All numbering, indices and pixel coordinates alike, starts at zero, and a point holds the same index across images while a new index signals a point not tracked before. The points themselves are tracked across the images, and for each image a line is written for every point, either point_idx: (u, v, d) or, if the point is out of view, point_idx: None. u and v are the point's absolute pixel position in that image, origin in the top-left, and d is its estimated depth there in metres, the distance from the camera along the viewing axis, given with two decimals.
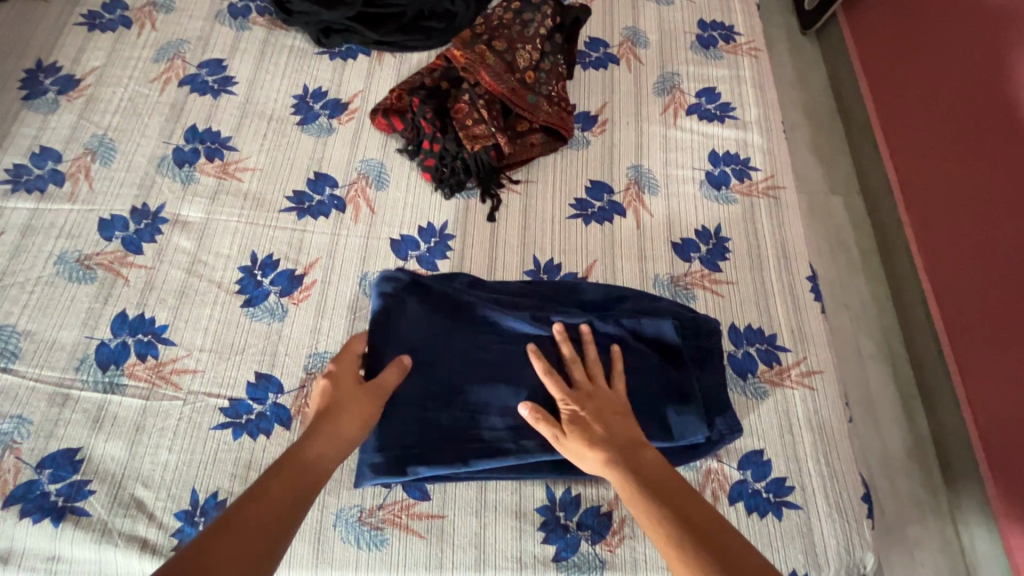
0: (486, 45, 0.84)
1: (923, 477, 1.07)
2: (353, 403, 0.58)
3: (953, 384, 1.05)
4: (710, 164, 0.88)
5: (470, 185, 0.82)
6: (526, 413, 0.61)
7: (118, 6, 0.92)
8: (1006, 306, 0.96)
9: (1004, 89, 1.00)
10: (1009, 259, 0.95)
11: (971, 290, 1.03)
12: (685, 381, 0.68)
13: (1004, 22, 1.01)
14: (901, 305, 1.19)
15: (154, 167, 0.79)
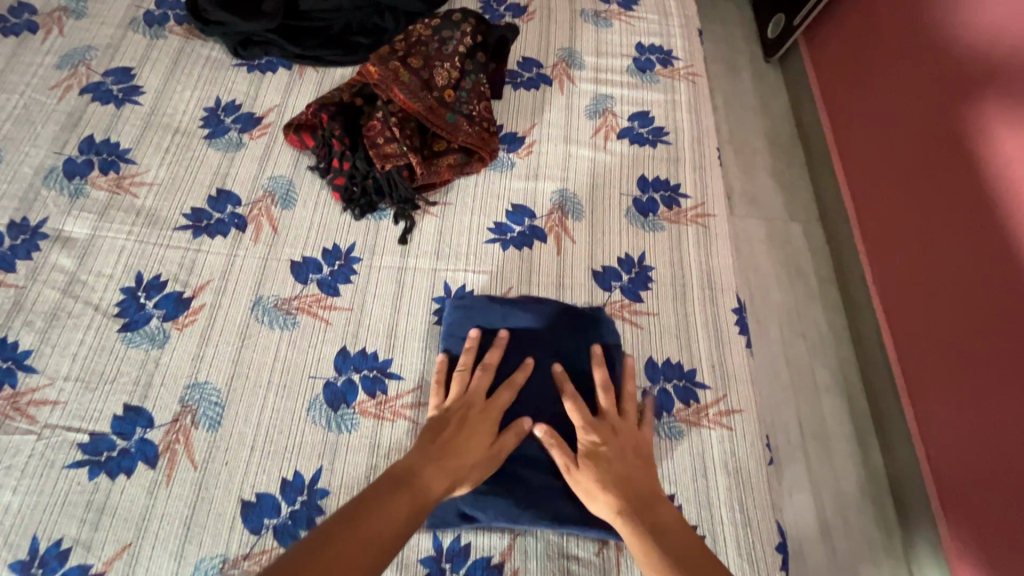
0: (401, 61, 0.80)
1: (876, 514, 1.03)
2: (476, 434, 0.58)
3: (906, 415, 1.02)
4: (639, 190, 0.86)
5: (383, 206, 0.79)
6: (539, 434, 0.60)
7: (25, 9, 0.88)
8: (959, 335, 0.93)
9: (950, 114, 0.99)
10: (962, 286, 0.94)
11: (922, 317, 1.01)
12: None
13: (948, 47, 1.01)
14: (857, 333, 1.16)
15: (41, 179, 0.74)
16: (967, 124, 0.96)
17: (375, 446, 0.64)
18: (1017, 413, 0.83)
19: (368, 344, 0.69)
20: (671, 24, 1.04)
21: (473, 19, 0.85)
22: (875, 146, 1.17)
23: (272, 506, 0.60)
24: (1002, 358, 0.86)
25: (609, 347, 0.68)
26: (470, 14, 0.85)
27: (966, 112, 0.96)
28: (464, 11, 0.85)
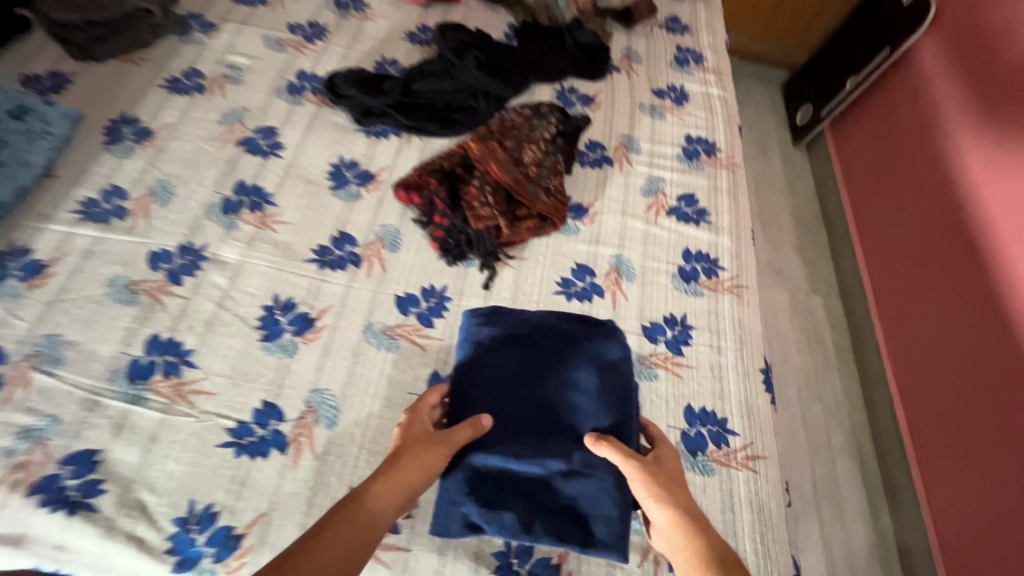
0: (498, 142, 0.98)
1: (884, 564, 1.18)
2: (418, 454, 0.66)
3: (913, 476, 1.21)
4: (683, 260, 1.01)
5: (471, 256, 0.94)
6: (590, 437, 0.71)
7: (196, 74, 1.09)
8: (959, 410, 1.14)
9: (959, 229, 1.23)
10: (964, 370, 1.15)
11: (931, 393, 1.21)
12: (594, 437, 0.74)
13: (957, 180, 1.27)
14: (870, 403, 1.36)
15: (203, 212, 0.92)
16: (973, 240, 1.19)
17: None
18: (1005, 477, 1.02)
19: None
20: (716, 121, 1.22)
21: (557, 112, 1.06)
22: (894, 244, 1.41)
23: None
24: (994, 431, 1.05)
25: None
26: (551, 107, 1.06)
27: (972, 230, 1.21)
28: (550, 106, 1.06)
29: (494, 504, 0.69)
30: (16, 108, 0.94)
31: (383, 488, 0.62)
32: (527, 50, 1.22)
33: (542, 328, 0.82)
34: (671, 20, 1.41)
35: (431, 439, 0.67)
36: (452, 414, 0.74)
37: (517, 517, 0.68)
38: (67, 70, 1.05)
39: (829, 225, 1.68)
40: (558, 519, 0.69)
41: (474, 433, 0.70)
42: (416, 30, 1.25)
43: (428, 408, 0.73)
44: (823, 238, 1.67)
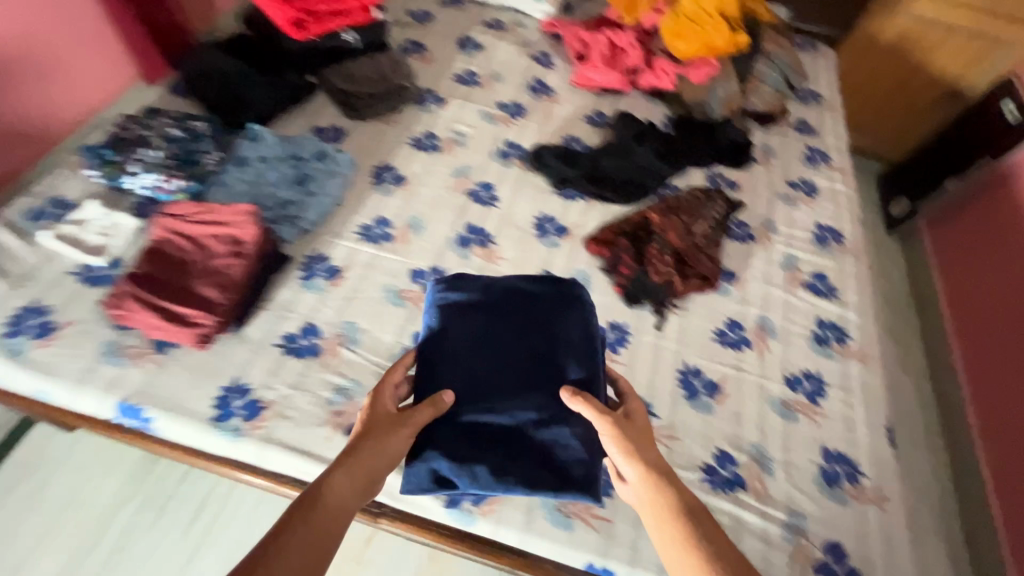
0: (676, 217, 1.26)
1: None
2: (367, 448, 0.74)
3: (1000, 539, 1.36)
4: (817, 327, 1.21)
5: (645, 302, 1.18)
6: (567, 393, 0.83)
7: (432, 136, 1.41)
8: None
9: None
10: None
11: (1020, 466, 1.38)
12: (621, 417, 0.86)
13: None
14: (959, 475, 1.51)
15: (446, 244, 1.21)
16: None
17: None
18: None
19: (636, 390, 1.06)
20: (842, 213, 1.44)
21: (724, 199, 1.33)
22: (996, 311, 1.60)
23: None
24: None
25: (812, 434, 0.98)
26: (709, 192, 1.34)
27: None
28: (717, 193, 1.34)
29: (468, 459, 0.85)
30: (318, 152, 1.28)
31: (345, 479, 0.70)
32: (689, 139, 1.49)
33: (513, 299, 0.96)
34: (800, 121, 1.64)
35: (388, 424, 0.78)
36: (420, 381, 0.89)
37: (489, 468, 0.84)
38: (342, 125, 1.39)
39: (923, 312, 1.85)
40: (538, 471, 0.85)
41: (436, 412, 0.82)
42: (593, 115, 1.56)
43: (389, 392, 0.83)
44: (916, 323, 1.83)
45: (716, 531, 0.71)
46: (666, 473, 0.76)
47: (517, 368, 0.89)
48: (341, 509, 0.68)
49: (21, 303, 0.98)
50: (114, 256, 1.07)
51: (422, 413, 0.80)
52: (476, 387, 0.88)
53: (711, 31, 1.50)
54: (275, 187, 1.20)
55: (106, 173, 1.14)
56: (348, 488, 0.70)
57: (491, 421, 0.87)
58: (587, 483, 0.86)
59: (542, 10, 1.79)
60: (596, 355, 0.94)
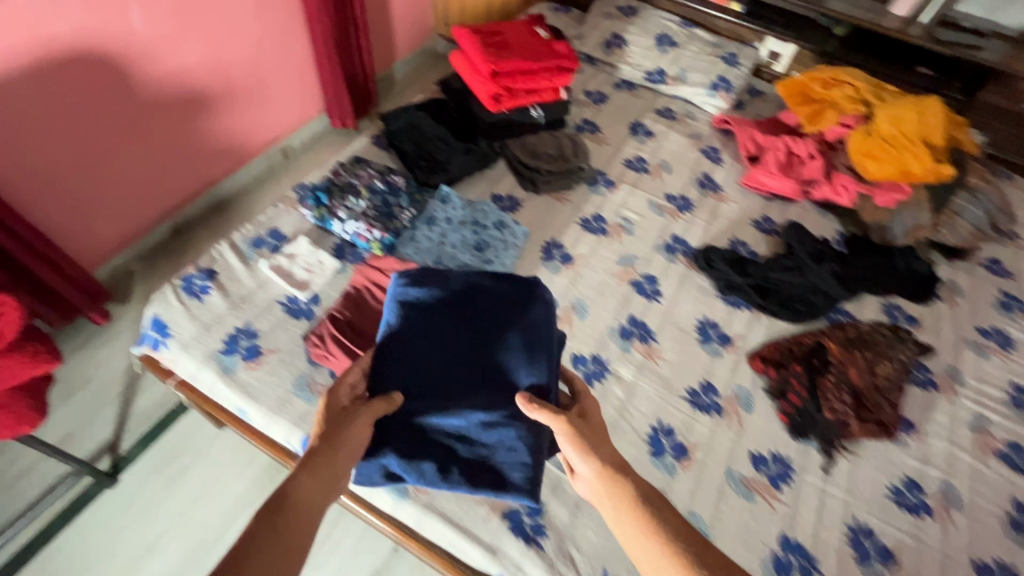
0: (858, 355, 1.17)
1: None
2: (330, 445, 0.74)
3: None
4: (1013, 510, 1.07)
5: (811, 438, 1.10)
6: (523, 399, 0.81)
7: (601, 219, 1.44)
8: None
9: None
10: None
11: None
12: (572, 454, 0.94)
13: None
14: None
15: (608, 333, 1.21)
16: None
17: None
18: None
19: (799, 537, 0.98)
20: None
21: (915, 344, 1.25)
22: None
23: None
24: None
25: None
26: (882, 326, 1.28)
27: None
28: (906, 335, 1.26)
29: (415, 455, 0.88)
30: (498, 221, 1.35)
31: (311, 478, 0.68)
32: (870, 264, 1.40)
33: (471, 294, 0.98)
34: (992, 259, 1.50)
35: (343, 418, 0.78)
36: (376, 373, 0.90)
37: (434, 465, 0.88)
38: (518, 195, 1.46)
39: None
40: (478, 472, 0.90)
41: (387, 406, 0.85)
42: (760, 219, 1.53)
43: (344, 389, 0.84)
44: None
45: (673, 518, 0.71)
46: (621, 467, 0.75)
47: (462, 367, 0.92)
48: (309, 507, 0.66)
49: (237, 324, 1.09)
50: (315, 292, 1.17)
51: (375, 405, 0.83)
52: (423, 388, 0.91)
53: (910, 158, 1.41)
54: (457, 250, 1.28)
55: (318, 215, 1.27)
56: (315, 483, 0.69)
57: (448, 423, 0.90)
58: (525, 485, 0.90)
59: (716, 104, 1.81)
60: (548, 357, 0.92)
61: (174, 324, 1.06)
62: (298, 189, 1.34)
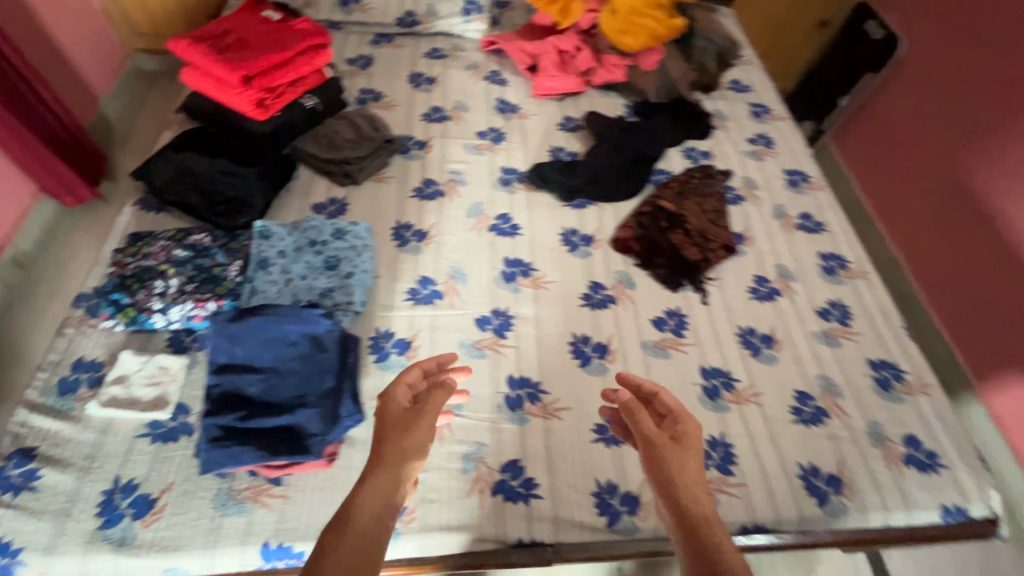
0: (689, 200, 1.35)
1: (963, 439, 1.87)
2: (412, 421, 0.80)
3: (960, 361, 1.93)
4: (823, 261, 1.39)
5: (685, 283, 1.29)
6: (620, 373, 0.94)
7: (432, 182, 1.41)
8: (980, 315, 1.88)
9: (954, 206, 1.99)
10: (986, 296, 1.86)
11: (959, 305, 1.96)
12: None
13: (944, 177, 2.03)
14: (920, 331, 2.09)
15: (494, 284, 1.24)
16: (967, 212, 1.94)
17: (744, 420, 1.10)
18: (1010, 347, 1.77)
19: (712, 364, 1.18)
20: (800, 156, 1.63)
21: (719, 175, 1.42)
22: (910, 190, 2.18)
23: (706, 453, 1.05)
24: (998, 323, 1.82)
25: (875, 376, 1.20)
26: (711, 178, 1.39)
27: (964, 208, 1.95)
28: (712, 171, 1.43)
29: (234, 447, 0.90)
30: (335, 231, 1.24)
31: (374, 491, 0.71)
32: (656, 124, 1.60)
33: None
34: (733, 80, 1.83)
35: (412, 428, 0.79)
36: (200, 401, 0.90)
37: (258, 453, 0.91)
38: (339, 194, 1.36)
39: (866, 241, 2.37)
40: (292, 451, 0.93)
41: (446, 393, 0.87)
42: (564, 121, 1.63)
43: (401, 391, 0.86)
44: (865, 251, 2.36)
45: (699, 488, 0.74)
46: (673, 440, 0.80)
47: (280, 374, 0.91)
48: (375, 521, 0.68)
49: (103, 486, 0.89)
50: (177, 402, 0.98)
51: (437, 396, 0.85)
52: None
53: (655, 23, 1.59)
54: (310, 279, 1.17)
55: (127, 318, 1.04)
56: (372, 519, 0.68)
57: None
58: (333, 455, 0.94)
59: (476, 29, 1.81)
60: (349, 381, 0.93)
61: (18, 534, 0.84)
62: (82, 301, 1.08)
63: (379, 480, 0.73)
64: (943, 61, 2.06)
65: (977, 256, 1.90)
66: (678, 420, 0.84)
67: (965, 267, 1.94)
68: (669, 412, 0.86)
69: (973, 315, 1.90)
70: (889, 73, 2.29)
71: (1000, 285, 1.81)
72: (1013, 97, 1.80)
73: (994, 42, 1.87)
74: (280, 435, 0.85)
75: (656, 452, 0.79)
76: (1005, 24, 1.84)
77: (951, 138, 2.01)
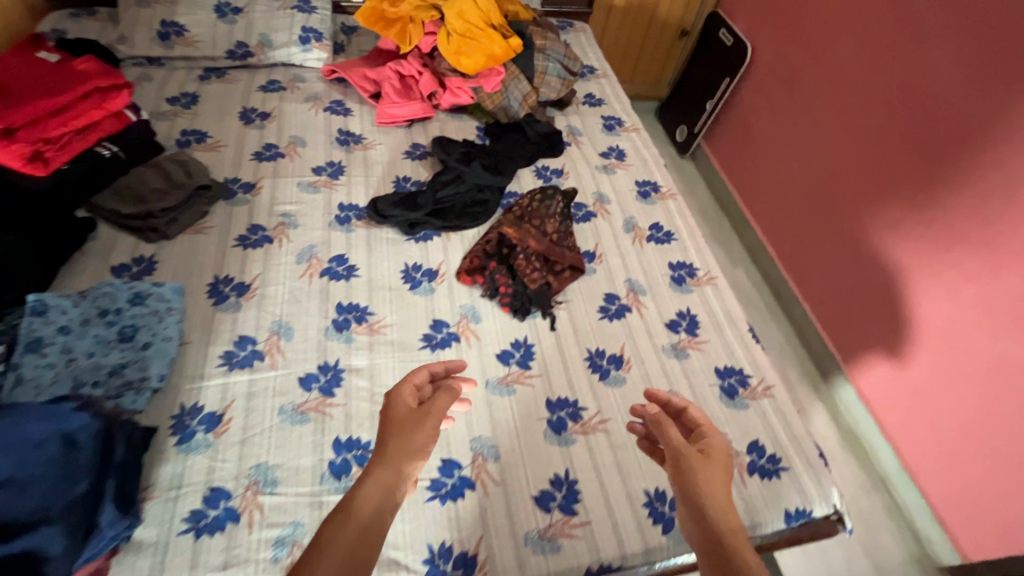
0: (528, 225, 1.32)
1: (837, 422, 1.98)
2: (412, 426, 0.81)
3: (826, 344, 2.04)
4: (672, 271, 1.39)
5: (533, 310, 1.25)
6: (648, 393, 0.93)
7: (258, 228, 1.29)
8: (838, 301, 1.99)
9: (810, 198, 2.09)
10: (842, 283, 1.97)
11: (820, 291, 2.07)
12: (205, 459, 0.95)
13: (801, 168, 2.13)
14: (794, 320, 2.19)
15: (323, 335, 1.14)
16: (823, 204, 2.03)
17: (591, 450, 1.06)
18: (864, 329, 1.89)
19: (560, 394, 1.13)
20: (650, 166, 1.65)
21: (559, 193, 1.39)
22: (773, 186, 2.28)
23: (550, 494, 1.00)
24: (852, 308, 1.93)
25: (721, 386, 1.20)
26: (551, 198, 1.38)
27: (820, 198, 2.05)
28: (552, 189, 1.40)
29: None
30: (133, 296, 1.10)
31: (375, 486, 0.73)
32: (505, 144, 1.57)
33: None
34: (587, 94, 1.84)
35: (411, 428, 0.80)
36: None
37: None
38: (145, 252, 1.21)
39: (742, 238, 2.46)
40: None
41: (452, 397, 0.87)
42: (411, 149, 1.56)
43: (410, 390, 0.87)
44: (741, 247, 2.45)
45: (727, 504, 0.72)
46: (700, 453, 0.79)
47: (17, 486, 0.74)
48: (373, 517, 0.71)
49: None
50: None
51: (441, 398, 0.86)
52: None
53: (489, 43, 1.55)
54: (97, 356, 1.02)
55: None
56: (373, 522, 0.70)
57: None
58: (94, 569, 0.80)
59: (316, 57, 1.71)
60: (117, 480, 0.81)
61: None
62: None
63: (382, 474, 0.75)
64: (787, 63, 2.17)
65: (832, 245, 2.01)
66: (704, 435, 0.84)
67: (822, 254, 2.05)
68: (696, 426, 0.86)
69: (834, 300, 2.00)
70: (744, 75, 2.39)
71: (852, 270, 1.92)
72: (847, 95, 1.92)
73: (830, 44, 1.97)
74: (3, 569, 0.67)
75: (685, 463, 0.78)
76: (832, 28, 1.96)
77: (801, 135, 2.12)
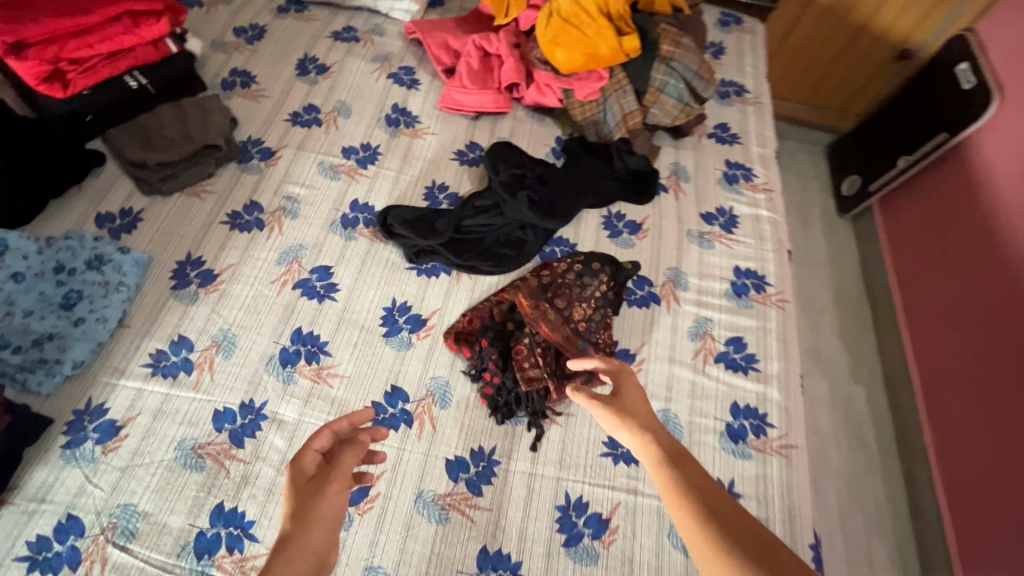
0: (550, 302, 1.03)
1: None
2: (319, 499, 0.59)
3: (947, 539, 1.43)
4: (731, 415, 1.00)
5: (519, 413, 0.96)
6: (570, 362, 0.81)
7: (255, 208, 1.13)
8: (989, 496, 1.34)
9: (998, 337, 1.40)
10: (1004, 477, 1.30)
11: (965, 467, 1.42)
12: (79, 479, 0.84)
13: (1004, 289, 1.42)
14: (911, 485, 1.59)
15: (264, 364, 0.96)
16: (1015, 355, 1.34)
17: None
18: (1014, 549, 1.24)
19: (503, 544, 0.85)
20: (765, 250, 1.19)
21: (609, 267, 1.07)
22: (944, 298, 1.62)
23: None
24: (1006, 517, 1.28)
25: None
26: (597, 273, 1.06)
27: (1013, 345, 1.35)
28: (602, 259, 1.08)
29: None
30: (92, 258, 1.00)
31: None
32: (578, 172, 1.21)
33: None
34: (718, 125, 1.37)
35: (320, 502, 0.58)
36: None
37: None
38: (137, 205, 1.10)
39: (882, 347, 1.82)
40: None
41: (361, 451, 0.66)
42: (464, 148, 1.27)
43: (312, 452, 0.63)
44: (875, 360, 1.81)
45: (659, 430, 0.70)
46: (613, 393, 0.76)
47: None
48: None
49: None
50: None
51: (349, 460, 0.64)
52: None
53: (595, 36, 1.19)
54: (32, 318, 0.93)
55: None
56: None
57: None
58: None
59: (404, 9, 1.45)
60: None
61: None
62: None
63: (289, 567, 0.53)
64: None
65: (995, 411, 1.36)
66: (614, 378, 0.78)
67: (985, 421, 1.39)
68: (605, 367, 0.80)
69: (976, 488, 1.38)
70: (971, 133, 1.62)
71: (1015, 458, 1.28)
72: None
73: None
74: None
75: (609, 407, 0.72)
76: None
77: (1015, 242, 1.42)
